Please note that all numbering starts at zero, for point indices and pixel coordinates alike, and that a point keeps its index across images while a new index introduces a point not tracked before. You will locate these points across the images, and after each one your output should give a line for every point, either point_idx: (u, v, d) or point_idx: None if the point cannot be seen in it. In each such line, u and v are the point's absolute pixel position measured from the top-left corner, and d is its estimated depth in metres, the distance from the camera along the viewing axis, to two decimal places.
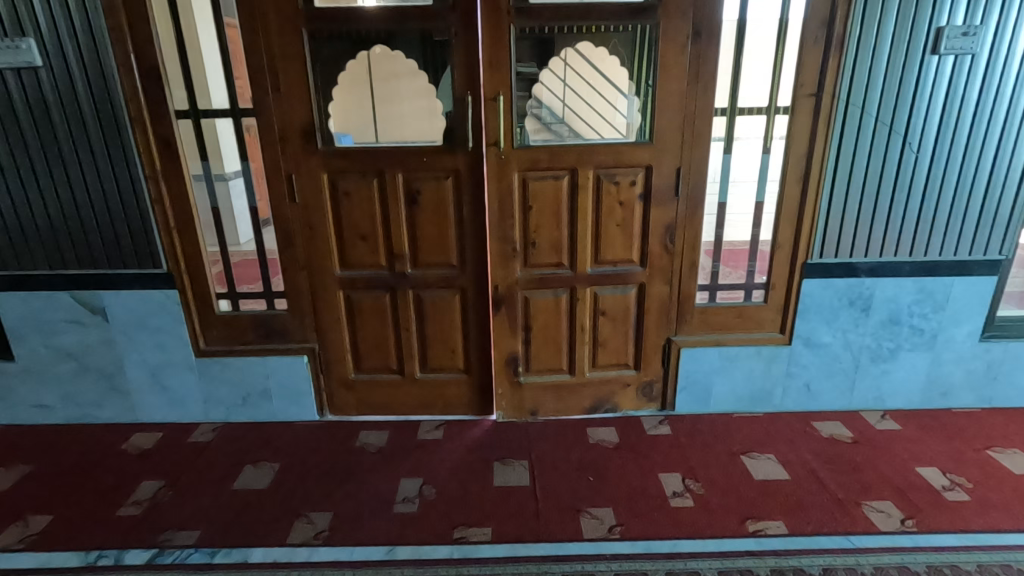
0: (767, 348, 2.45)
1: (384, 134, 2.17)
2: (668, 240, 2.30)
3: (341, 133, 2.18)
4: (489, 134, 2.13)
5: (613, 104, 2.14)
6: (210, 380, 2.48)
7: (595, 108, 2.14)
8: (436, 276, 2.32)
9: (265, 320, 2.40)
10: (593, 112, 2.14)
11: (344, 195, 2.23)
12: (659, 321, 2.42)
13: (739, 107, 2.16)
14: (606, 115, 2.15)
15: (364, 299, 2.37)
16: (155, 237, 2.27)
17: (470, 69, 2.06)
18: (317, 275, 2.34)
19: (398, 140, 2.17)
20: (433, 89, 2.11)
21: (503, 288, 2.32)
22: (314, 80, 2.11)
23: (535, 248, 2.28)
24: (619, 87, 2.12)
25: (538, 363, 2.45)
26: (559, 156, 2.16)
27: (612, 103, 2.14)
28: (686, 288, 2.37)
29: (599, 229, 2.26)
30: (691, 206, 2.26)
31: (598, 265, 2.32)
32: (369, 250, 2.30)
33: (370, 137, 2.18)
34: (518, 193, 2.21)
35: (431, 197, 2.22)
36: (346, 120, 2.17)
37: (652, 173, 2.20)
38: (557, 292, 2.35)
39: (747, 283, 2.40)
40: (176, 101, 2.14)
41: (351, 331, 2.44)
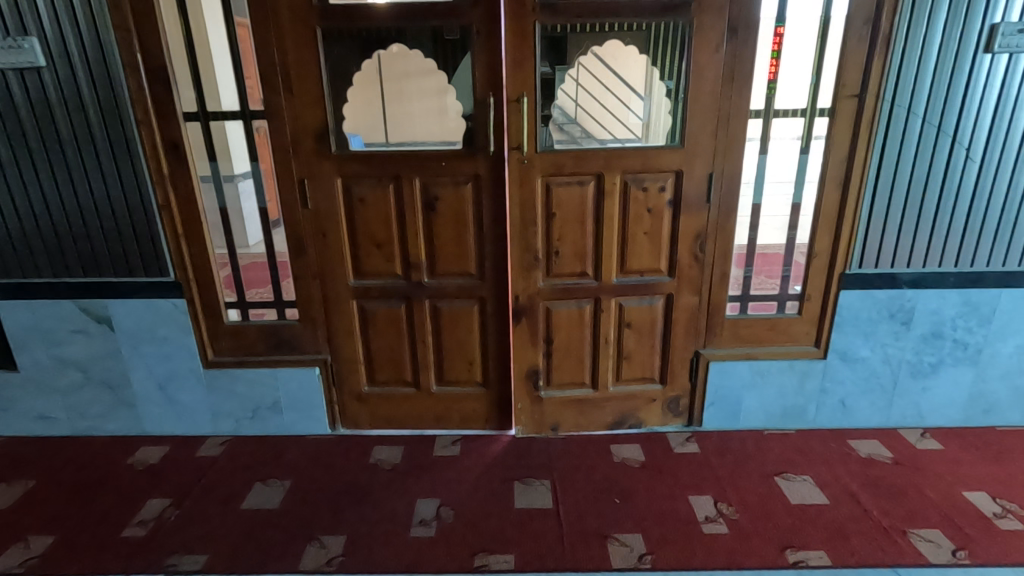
0: (801, 362, 2.33)
1: (395, 136, 2.06)
2: (698, 249, 2.18)
3: (353, 136, 2.07)
4: (512, 137, 2.02)
5: (642, 107, 2.02)
6: (218, 392, 2.39)
7: (624, 109, 2.02)
8: (454, 286, 2.22)
9: (275, 330, 2.31)
10: (622, 114, 2.03)
11: (358, 201, 2.13)
12: (687, 333, 2.30)
13: (775, 109, 2.04)
14: (634, 118, 2.04)
15: (378, 309, 2.27)
16: (162, 244, 2.18)
17: (493, 70, 1.96)
18: (330, 284, 2.24)
19: (414, 143, 2.07)
20: (452, 90, 2.01)
21: (524, 298, 2.21)
22: (329, 81, 2.01)
23: (558, 257, 2.16)
24: (649, 89, 2.00)
25: (560, 376, 2.34)
26: (585, 161, 2.05)
27: (642, 105, 2.02)
28: (716, 298, 2.26)
29: (626, 237, 2.15)
30: (724, 212, 2.14)
31: (624, 275, 2.21)
32: (385, 258, 2.20)
33: (379, 138, 2.07)
34: (541, 199, 2.10)
35: (450, 204, 2.12)
36: (359, 120, 2.06)
37: (682, 178, 2.09)
38: (581, 303, 2.24)
39: (781, 295, 2.28)
40: (183, 102, 2.04)
41: (365, 342, 2.34)
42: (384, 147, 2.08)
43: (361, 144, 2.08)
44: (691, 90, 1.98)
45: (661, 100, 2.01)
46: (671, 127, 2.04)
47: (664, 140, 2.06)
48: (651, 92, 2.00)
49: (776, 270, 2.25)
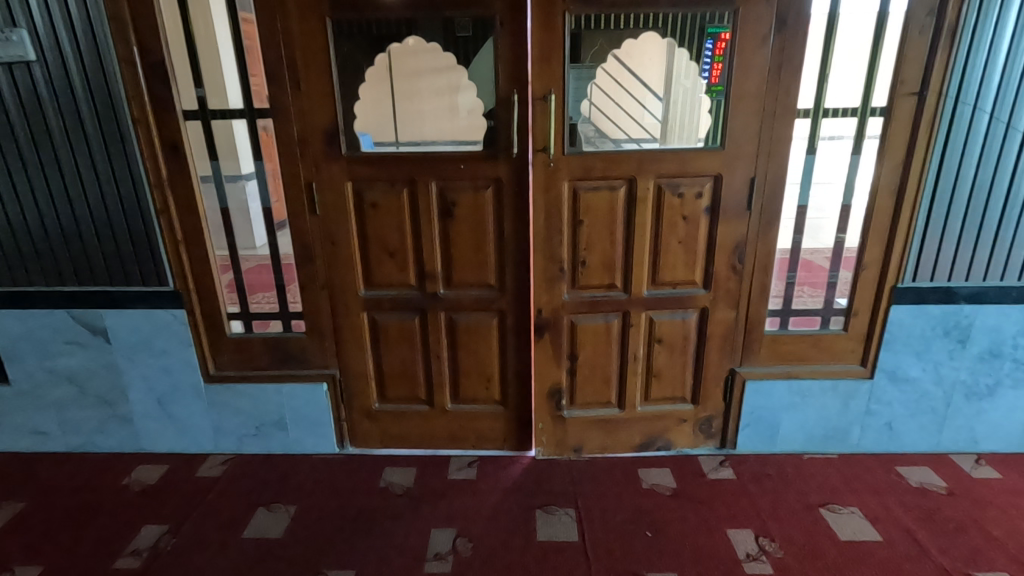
0: (845, 382, 2.15)
1: (405, 136, 1.90)
2: (737, 260, 2.02)
3: (362, 137, 1.92)
4: (537, 138, 1.86)
5: (679, 106, 1.85)
6: (220, 408, 2.25)
7: (656, 107, 1.85)
8: (471, 298, 2.07)
9: (280, 343, 2.17)
10: (653, 113, 1.86)
11: (370, 206, 1.98)
12: (723, 349, 2.14)
13: (826, 108, 1.87)
14: (671, 117, 1.86)
15: (390, 322, 2.12)
16: (161, 251, 2.04)
17: (517, 65, 1.80)
18: (339, 295, 2.10)
19: (432, 142, 1.91)
20: (473, 87, 1.84)
21: (547, 311, 2.05)
22: (340, 77, 1.85)
23: (584, 267, 2.00)
24: (687, 85, 1.83)
25: (584, 395, 2.18)
26: (616, 164, 1.88)
27: (679, 103, 1.85)
28: (755, 313, 2.09)
29: (659, 247, 1.99)
30: (765, 221, 1.97)
31: (656, 287, 2.05)
32: (398, 267, 2.05)
33: (387, 137, 1.91)
34: (567, 205, 1.93)
35: (468, 210, 1.97)
36: (371, 117, 1.90)
37: (721, 183, 1.92)
38: (608, 317, 2.07)
39: (824, 310, 2.11)
40: (183, 99, 1.89)
41: (376, 357, 2.19)
42: (395, 148, 1.92)
43: (371, 145, 1.92)
44: (733, 88, 1.82)
45: (700, 97, 1.84)
46: (710, 127, 1.88)
47: (703, 139, 1.89)
48: (690, 89, 1.83)
49: (821, 283, 2.07)
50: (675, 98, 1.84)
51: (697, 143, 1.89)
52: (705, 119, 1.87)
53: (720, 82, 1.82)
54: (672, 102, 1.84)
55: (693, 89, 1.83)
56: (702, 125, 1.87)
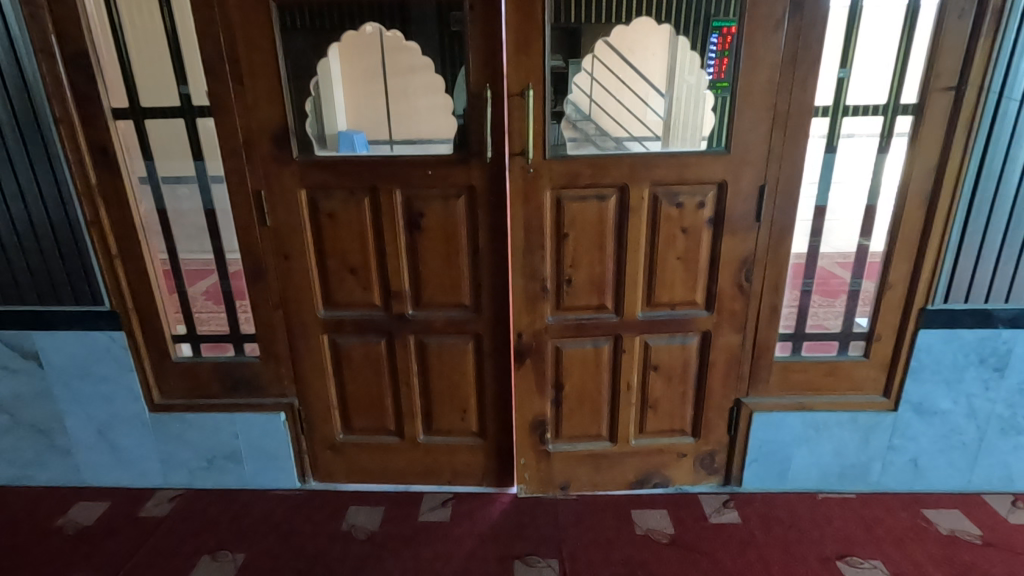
0: (865, 415, 1.91)
1: (400, 133, 1.67)
2: (743, 279, 1.78)
3: (320, 139, 1.69)
4: (515, 140, 1.62)
5: (680, 105, 1.61)
6: (167, 439, 2.03)
7: (662, 103, 1.61)
8: (444, 320, 1.84)
9: (231, 368, 1.94)
10: (658, 110, 1.62)
11: (327, 217, 1.75)
12: (727, 378, 1.90)
13: (848, 105, 1.63)
14: (669, 115, 1.63)
15: (354, 346, 1.90)
16: (94, 267, 1.82)
17: (490, 55, 1.56)
18: (295, 316, 1.87)
19: (416, 139, 1.67)
20: (441, 81, 1.61)
21: (528, 335, 1.81)
22: (288, 71, 1.62)
23: (570, 287, 1.76)
24: (687, 80, 1.59)
25: (571, 428, 1.95)
26: (606, 169, 1.64)
27: (680, 99, 1.61)
28: (764, 338, 1.85)
29: (654, 263, 1.75)
30: (777, 234, 1.73)
31: (652, 309, 1.81)
32: (360, 285, 1.82)
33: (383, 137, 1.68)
34: (550, 216, 1.69)
35: (438, 221, 1.73)
36: (357, 113, 1.66)
37: (726, 191, 1.68)
38: (598, 342, 1.84)
39: (843, 334, 1.86)
40: (113, 96, 1.67)
41: (339, 383, 1.97)
42: (393, 147, 1.68)
43: (365, 146, 1.69)
44: (741, 81, 1.57)
45: (703, 93, 1.60)
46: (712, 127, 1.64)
47: (706, 138, 1.65)
48: (694, 85, 1.59)
49: (840, 303, 1.83)
50: (681, 94, 1.60)
51: (701, 146, 1.65)
52: (708, 117, 1.63)
53: (726, 75, 1.58)
54: (676, 98, 1.60)
55: (697, 85, 1.59)
56: (704, 124, 1.64)
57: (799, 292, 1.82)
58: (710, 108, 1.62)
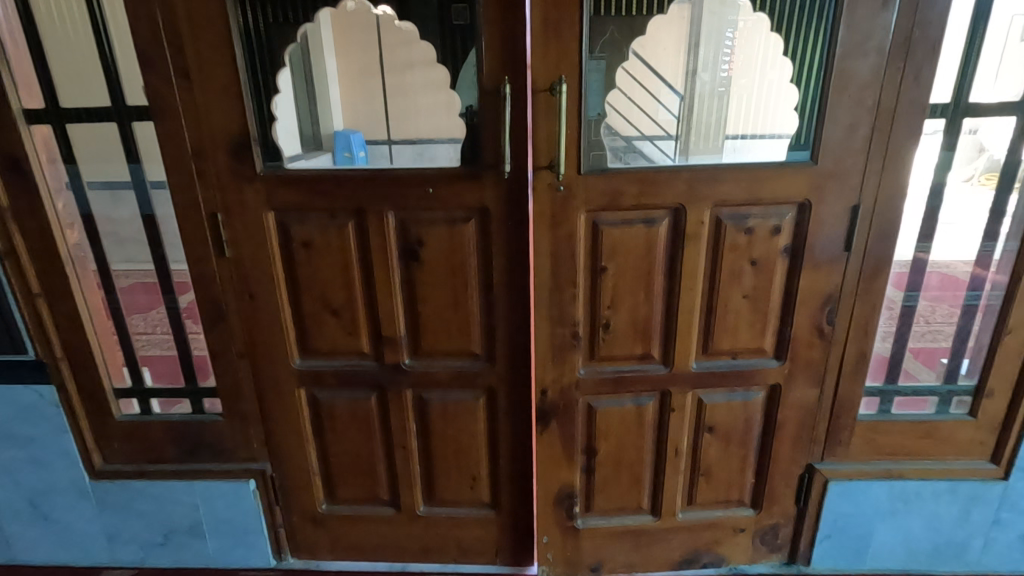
0: (968, 485, 1.55)
1: (399, 133, 1.30)
2: (824, 321, 1.42)
3: (292, 144, 1.33)
4: (540, 151, 1.26)
5: (698, 107, 1.26)
6: (113, 511, 1.67)
7: (677, 102, 1.26)
8: (449, 372, 1.48)
9: (187, 429, 1.58)
10: (671, 109, 1.26)
11: (302, 246, 1.39)
12: (798, 440, 1.54)
13: (971, 105, 1.27)
14: (691, 116, 1.26)
15: (338, 402, 1.54)
16: (13, 308, 1.46)
17: (507, 37, 1.19)
18: (265, 367, 1.51)
19: (416, 139, 1.30)
20: (444, 75, 1.24)
21: (553, 392, 1.45)
22: (246, 60, 1.25)
23: (608, 333, 1.40)
24: (708, 76, 1.24)
25: (605, 499, 1.59)
26: (657, 187, 1.28)
27: (755, 98, 1.24)
28: (846, 392, 1.49)
29: (714, 303, 1.39)
30: (869, 267, 1.36)
31: (709, 359, 1.45)
32: (345, 330, 1.46)
33: (378, 137, 1.31)
34: (584, 245, 1.33)
35: (441, 252, 1.37)
36: (352, 110, 1.30)
37: (809, 213, 1.32)
38: (641, 399, 1.48)
39: (943, 383, 1.51)
40: (27, 97, 1.32)
41: (320, 445, 1.61)
42: (391, 149, 1.32)
43: (363, 150, 1.32)
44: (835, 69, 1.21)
45: (722, 92, 1.25)
46: (740, 130, 1.27)
47: (789, 137, 1.28)
48: (709, 84, 1.24)
49: (948, 333, 1.47)
50: (698, 93, 1.25)
51: (778, 163, 1.28)
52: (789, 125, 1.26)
53: (816, 62, 1.22)
54: (693, 99, 1.25)
55: (777, 85, 1.23)
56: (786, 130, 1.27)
57: (898, 307, 1.45)
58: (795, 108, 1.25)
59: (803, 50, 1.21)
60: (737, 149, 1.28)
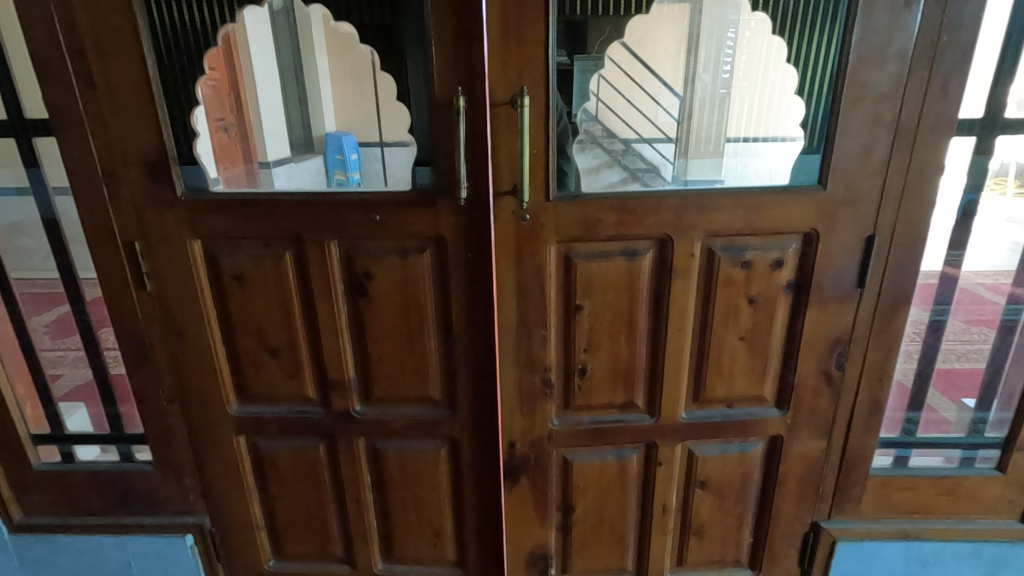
0: (994, 548, 1.37)
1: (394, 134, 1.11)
2: (832, 366, 1.24)
3: (274, 152, 1.15)
4: (502, 173, 1.08)
5: (698, 114, 1.09)
6: (36, 567, 1.50)
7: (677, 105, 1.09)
8: (405, 420, 1.30)
9: (113, 479, 1.41)
10: (671, 113, 1.09)
11: (233, 279, 1.21)
12: (803, 496, 1.36)
13: (1006, 121, 1.10)
14: (687, 125, 1.10)
15: (282, 451, 1.36)
16: None
17: (460, 41, 1.02)
18: (199, 413, 1.33)
19: (408, 142, 1.11)
20: (392, 82, 1.08)
21: (523, 444, 1.28)
22: (162, 66, 1.09)
23: (586, 380, 1.22)
24: (705, 77, 1.07)
25: (584, 560, 1.41)
26: (639, 215, 1.10)
27: (756, 108, 1.08)
28: (857, 444, 1.31)
29: (706, 346, 1.21)
30: (885, 305, 1.18)
31: (701, 407, 1.27)
32: (287, 372, 1.28)
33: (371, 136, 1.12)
34: (556, 281, 1.15)
35: (392, 287, 1.19)
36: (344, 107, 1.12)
37: (816, 245, 1.14)
38: (623, 451, 1.30)
39: (975, 410, 1.34)
40: None
41: (264, 498, 1.43)
42: (385, 152, 1.12)
43: (355, 150, 1.13)
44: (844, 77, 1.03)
45: (723, 94, 1.08)
46: (741, 141, 1.10)
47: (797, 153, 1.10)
48: (710, 87, 1.08)
49: (983, 353, 1.30)
50: (697, 99, 1.09)
51: (784, 185, 1.10)
52: (793, 139, 1.09)
53: (822, 70, 1.04)
54: (693, 105, 1.09)
55: (781, 90, 1.06)
56: (790, 150, 1.10)
57: (923, 325, 1.26)
58: (800, 119, 1.07)
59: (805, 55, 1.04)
60: (745, 160, 1.11)
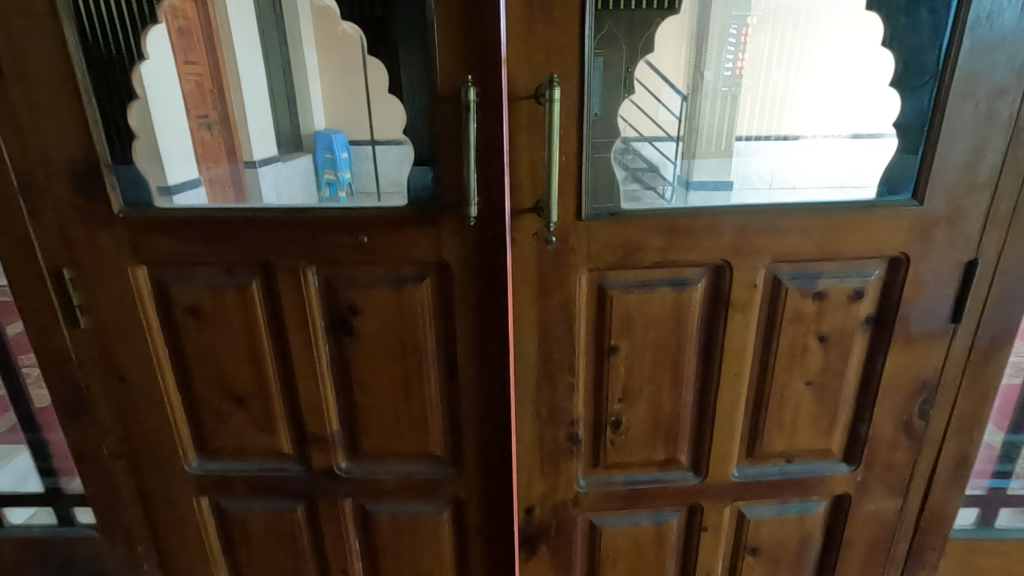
0: None
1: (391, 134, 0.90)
2: (915, 414, 1.03)
3: (261, 151, 0.98)
4: (522, 186, 0.86)
5: (705, 113, 0.90)
6: None
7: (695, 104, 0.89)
8: (399, 480, 1.08)
9: (50, 545, 1.19)
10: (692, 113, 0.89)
11: (187, 313, 0.98)
12: (870, 563, 1.15)
13: None
14: (689, 123, 0.89)
15: (251, 515, 1.13)
16: None
17: (470, 18, 0.79)
18: (150, 471, 1.10)
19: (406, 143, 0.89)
20: (382, 68, 0.86)
21: (542, 508, 1.06)
22: (91, 48, 0.86)
23: (619, 433, 1.01)
24: (705, 71, 0.88)
25: None
26: (691, 237, 0.88)
27: (765, 107, 0.90)
28: (938, 504, 1.10)
29: (765, 392, 1.00)
30: (983, 344, 0.98)
31: (755, 462, 1.06)
32: (256, 424, 1.06)
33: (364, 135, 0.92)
34: (586, 317, 0.93)
35: (383, 324, 0.97)
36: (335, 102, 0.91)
37: (905, 274, 0.93)
38: (661, 515, 1.08)
39: None
40: None
41: (232, 567, 1.20)
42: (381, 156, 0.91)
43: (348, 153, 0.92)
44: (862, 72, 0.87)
45: (728, 91, 0.89)
46: (746, 144, 0.91)
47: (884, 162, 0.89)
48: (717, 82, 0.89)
49: None
50: (704, 94, 0.89)
51: (793, 190, 0.90)
52: (799, 140, 0.91)
53: (839, 63, 0.88)
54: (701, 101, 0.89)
55: (787, 86, 0.89)
56: (813, 157, 0.92)
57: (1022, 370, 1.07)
58: (807, 118, 0.91)
59: (818, 44, 0.87)
60: (747, 161, 0.91)
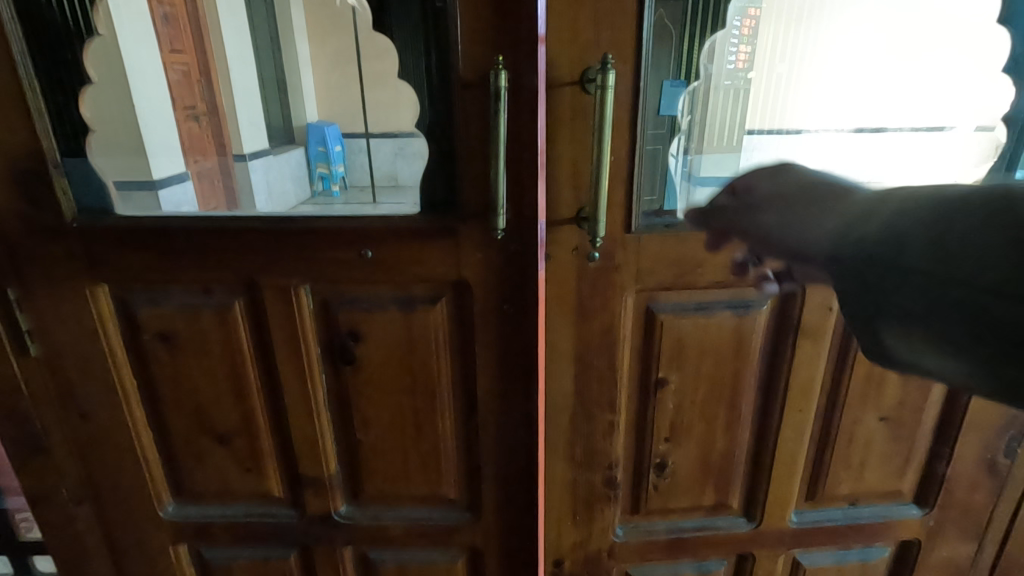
0: None
1: (401, 124, 0.74)
2: (1000, 453, 0.90)
3: (250, 144, 0.82)
4: (561, 192, 0.72)
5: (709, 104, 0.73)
6: None
7: (704, 92, 0.72)
8: (406, 528, 0.93)
9: None
10: (710, 106, 0.73)
11: (157, 339, 0.83)
12: None
13: None
14: (687, 116, 0.72)
15: (234, 567, 0.98)
16: None
17: None
18: (118, 517, 0.96)
19: (417, 134, 0.73)
20: (390, 47, 0.70)
21: (572, 559, 0.92)
22: (32, 19, 0.71)
23: (664, 476, 0.87)
24: (704, 57, 0.70)
25: None
26: (758, 252, 0.75)
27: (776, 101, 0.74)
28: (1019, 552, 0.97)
29: (833, 429, 0.86)
30: None
31: (816, 506, 0.93)
32: (240, 464, 0.91)
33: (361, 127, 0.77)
34: (631, 345, 0.80)
35: (390, 352, 0.82)
36: (334, 88, 0.76)
37: None
38: (708, 566, 0.95)
39: None
40: None
41: None
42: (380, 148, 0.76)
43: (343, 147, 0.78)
44: (876, 62, 0.74)
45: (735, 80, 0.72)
46: (749, 141, 0.74)
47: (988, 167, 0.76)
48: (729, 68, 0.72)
49: None
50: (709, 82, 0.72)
51: None
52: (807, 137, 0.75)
53: (855, 53, 0.73)
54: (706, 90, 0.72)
55: (792, 78, 0.73)
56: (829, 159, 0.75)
57: None
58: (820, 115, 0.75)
59: (832, 28, 0.72)
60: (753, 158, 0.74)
